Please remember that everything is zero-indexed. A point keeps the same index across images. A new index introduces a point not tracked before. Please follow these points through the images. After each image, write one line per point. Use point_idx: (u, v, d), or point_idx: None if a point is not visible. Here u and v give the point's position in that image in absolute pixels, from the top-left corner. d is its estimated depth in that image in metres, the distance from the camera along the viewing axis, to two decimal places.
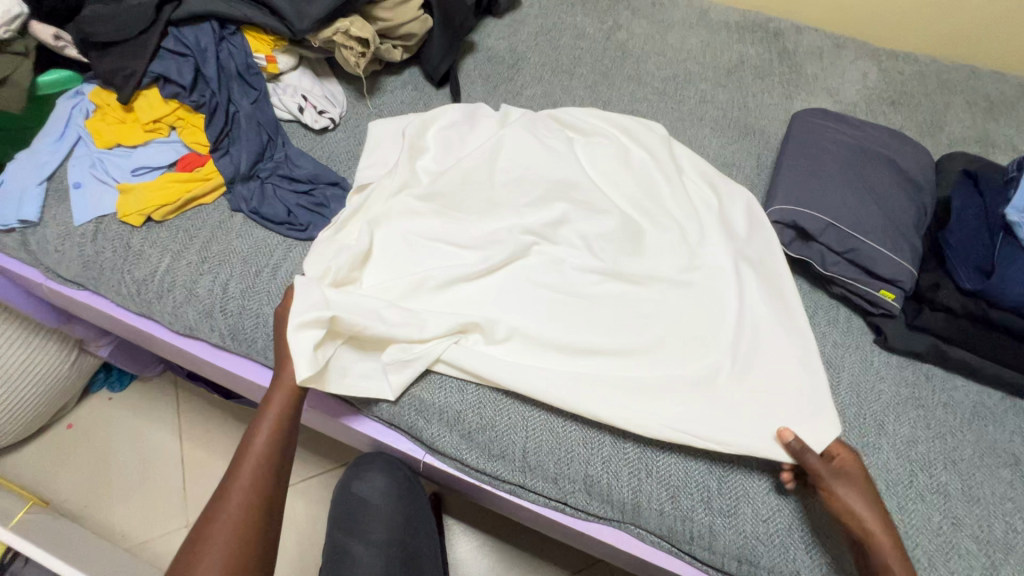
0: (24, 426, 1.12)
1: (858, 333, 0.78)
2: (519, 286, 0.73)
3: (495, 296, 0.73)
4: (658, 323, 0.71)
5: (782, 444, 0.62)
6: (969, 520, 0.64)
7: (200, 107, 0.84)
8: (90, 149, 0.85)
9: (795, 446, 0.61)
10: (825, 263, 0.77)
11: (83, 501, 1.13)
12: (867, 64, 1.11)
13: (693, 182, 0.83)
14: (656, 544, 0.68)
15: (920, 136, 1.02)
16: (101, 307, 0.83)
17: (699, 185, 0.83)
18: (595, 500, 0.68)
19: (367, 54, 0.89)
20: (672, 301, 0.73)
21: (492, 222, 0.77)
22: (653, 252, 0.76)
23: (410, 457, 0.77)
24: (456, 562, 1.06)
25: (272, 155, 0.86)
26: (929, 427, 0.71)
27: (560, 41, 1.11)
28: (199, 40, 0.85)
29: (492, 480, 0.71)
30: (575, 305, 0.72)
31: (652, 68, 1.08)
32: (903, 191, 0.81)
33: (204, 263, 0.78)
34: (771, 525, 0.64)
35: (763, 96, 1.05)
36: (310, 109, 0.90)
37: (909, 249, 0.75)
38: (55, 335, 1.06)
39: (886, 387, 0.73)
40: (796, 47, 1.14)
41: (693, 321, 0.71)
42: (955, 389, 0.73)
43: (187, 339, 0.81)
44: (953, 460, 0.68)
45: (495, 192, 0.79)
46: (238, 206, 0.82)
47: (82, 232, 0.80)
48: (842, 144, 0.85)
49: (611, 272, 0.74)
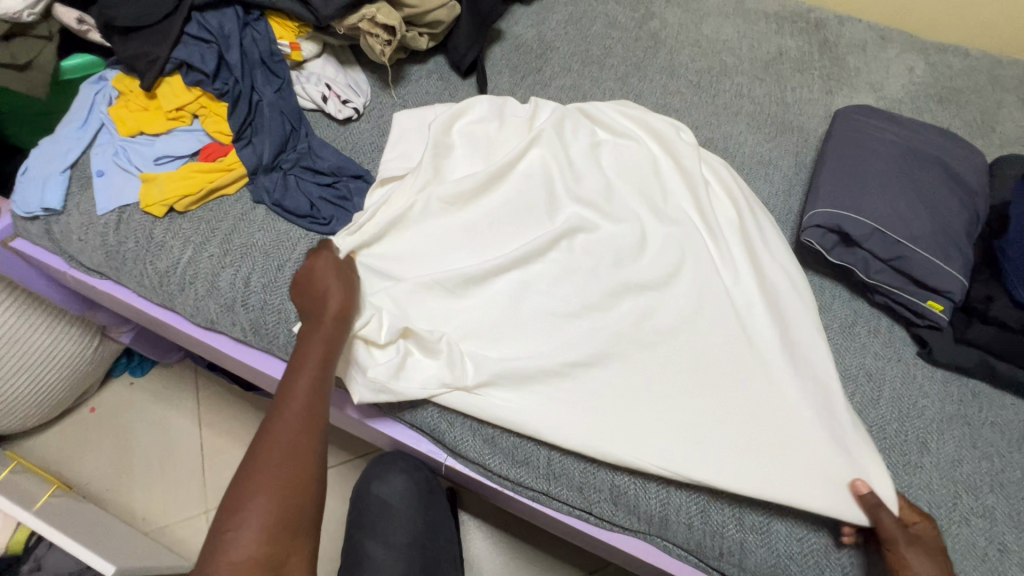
0: (49, 409, 1.13)
1: (900, 345, 0.74)
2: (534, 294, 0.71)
3: (507, 305, 0.71)
4: (672, 337, 0.69)
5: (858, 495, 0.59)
6: (1016, 547, 0.61)
7: (224, 95, 0.82)
8: (113, 136, 0.84)
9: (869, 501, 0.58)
10: (869, 271, 0.73)
11: (105, 485, 1.14)
12: (914, 58, 1.06)
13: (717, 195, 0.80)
14: (683, 558, 0.66)
15: (969, 136, 0.97)
16: (123, 297, 0.82)
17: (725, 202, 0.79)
18: (621, 511, 0.66)
19: (393, 42, 0.86)
20: (685, 316, 0.70)
21: (511, 232, 0.75)
22: (662, 258, 0.73)
23: (431, 460, 0.75)
24: (471, 559, 1.05)
25: (294, 146, 0.84)
26: (975, 446, 0.67)
27: (590, 30, 1.07)
28: (223, 25, 0.83)
29: (515, 486, 0.69)
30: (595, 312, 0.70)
31: (686, 60, 1.03)
32: (954, 195, 0.76)
33: (226, 255, 0.77)
34: (806, 544, 0.62)
35: (802, 90, 1.00)
36: (333, 98, 0.88)
37: (960, 257, 0.71)
38: (77, 322, 1.06)
39: (929, 403, 0.70)
40: (838, 39, 1.08)
41: (708, 340, 0.69)
42: (1004, 407, 0.70)
43: (207, 332, 0.80)
44: (1000, 482, 0.65)
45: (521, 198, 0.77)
46: (260, 197, 0.80)
47: (105, 222, 0.79)
48: (890, 144, 0.81)
49: (628, 280, 0.72)
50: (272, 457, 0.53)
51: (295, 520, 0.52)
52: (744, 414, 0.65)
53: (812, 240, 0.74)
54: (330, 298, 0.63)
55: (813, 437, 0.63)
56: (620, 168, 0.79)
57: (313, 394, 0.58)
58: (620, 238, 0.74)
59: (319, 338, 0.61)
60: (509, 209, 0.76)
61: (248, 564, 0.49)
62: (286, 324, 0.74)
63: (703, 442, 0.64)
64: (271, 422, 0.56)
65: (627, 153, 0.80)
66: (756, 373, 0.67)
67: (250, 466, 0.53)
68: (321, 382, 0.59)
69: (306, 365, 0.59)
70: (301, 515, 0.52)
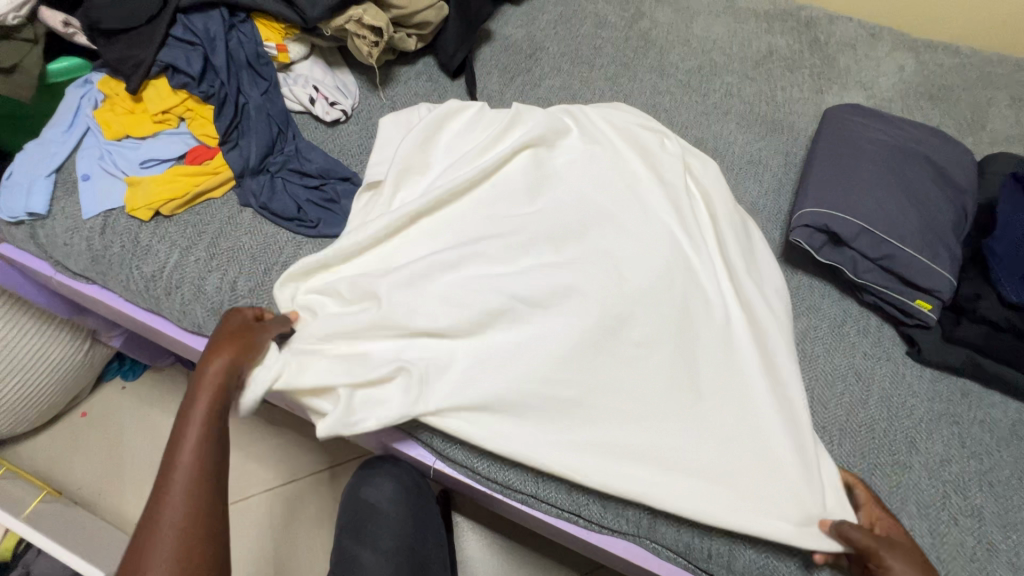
0: (39, 414, 1.12)
1: (889, 344, 0.74)
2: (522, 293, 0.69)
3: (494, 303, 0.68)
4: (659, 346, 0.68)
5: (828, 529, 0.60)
6: (1004, 546, 0.61)
7: (210, 97, 0.81)
8: (99, 140, 0.83)
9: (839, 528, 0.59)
10: (857, 270, 0.73)
11: (96, 490, 1.14)
12: (905, 56, 1.06)
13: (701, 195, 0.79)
14: (672, 560, 0.66)
15: (959, 134, 0.97)
16: (110, 301, 0.82)
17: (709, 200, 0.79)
18: (610, 513, 0.66)
19: (381, 43, 0.86)
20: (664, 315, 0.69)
21: (501, 228, 0.74)
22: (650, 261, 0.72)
23: (420, 463, 0.75)
24: (464, 561, 1.05)
25: (281, 149, 0.84)
26: (964, 445, 0.67)
27: (580, 30, 1.06)
28: (208, 27, 0.83)
29: (503, 489, 0.69)
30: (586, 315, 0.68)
31: (676, 59, 1.03)
32: (943, 193, 0.76)
33: (213, 259, 0.77)
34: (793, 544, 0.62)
35: (792, 89, 1.00)
36: (321, 100, 0.88)
37: (948, 256, 0.71)
38: (67, 327, 1.05)
39: (918, 402, 0.70)
40: (828, 38, 1.08)
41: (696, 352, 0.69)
42: (993, 406, 0.70)
43: (195, 337, 0.79)
44: (988, 481, 0.65)
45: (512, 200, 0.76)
46: (247, 200, 0.80)
47: (91, 226, 0.79)
48: (879, 142, 0.80)
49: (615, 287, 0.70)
50: (156, 544, 0.49)
51: None
52: (710, 437, 0.65)
53: (801, 239, 0.74)
54: (221, 344, 0.61)
55: (776, 462, 0.63)
56: (604, 170, 0.78)
57: (203, 449, 0.54)
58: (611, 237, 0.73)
59: (202, 402, 0.56)
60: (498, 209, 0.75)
61: None
62: None
63: (670, 467, 0.64)
64: (157, 490, 0.52)
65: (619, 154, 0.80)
66: (724, 393, 0.67)
67: (136, 543, 0.49)
68: (212, 431, 0.56)
69: (193, 417, 0.56)
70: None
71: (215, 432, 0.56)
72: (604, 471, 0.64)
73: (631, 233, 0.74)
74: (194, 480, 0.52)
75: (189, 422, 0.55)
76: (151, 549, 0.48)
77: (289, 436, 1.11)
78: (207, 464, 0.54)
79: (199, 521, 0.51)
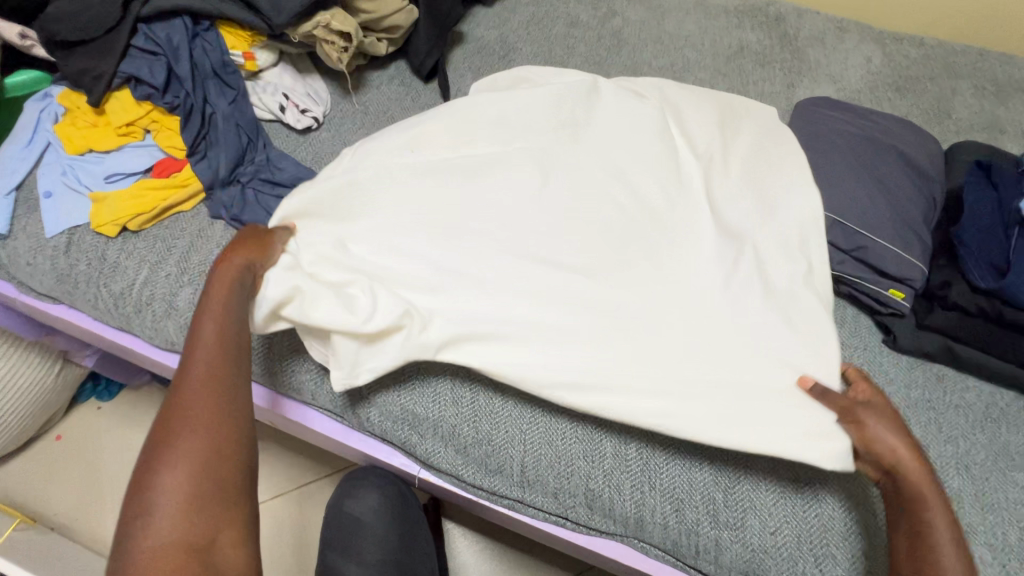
0: (11, 440, 1.09)
1: (866, 333, 0.75)
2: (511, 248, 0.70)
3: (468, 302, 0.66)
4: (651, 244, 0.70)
5: (805, 391, 0.62)
6: (982, 528, 0.63)
7: (175, 108, 0.79)
8: (60, 155, 0.81)
9: (817, 392, 0.61)
10: (832, 262, 0.74)
11: (74, 515, 1.11)
12: (871, 48, 1.07)
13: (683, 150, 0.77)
14: (661, 558, 0.66)
15: (926, 123, 0.99)
16: (79, 321, 0.80)
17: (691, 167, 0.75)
18: (597, 515, 0.66)
19: (350, 48, 0.85)
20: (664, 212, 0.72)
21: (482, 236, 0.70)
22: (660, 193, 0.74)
23: (405, 472, 0.75)
24: (456, 566, 1.05)
25: (252, 159, 0.82)
26: (941, 430, 0.68)
27: (552, 30, 1.06)
28: (171, 37, 0.80)
29: (489, 495, 0.69)
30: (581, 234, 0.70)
31: (648, 57, 1.04)
32: (912, 183, 0.77)
33: (184, 274, 0.75)
34: (778, 538, 0.62)
35: (764, 84, 1.02)
36: (291, 108, 0.86)
37: (919, 245, 0.72)
38: (36, 348, 1.02)
39: (895, 389, 0.71)
40: (797, 32, 1.09)
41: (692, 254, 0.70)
42: (966, 389, 0.71)
43: (170, 354, 0.78)
44: (965, 465, 0.66)
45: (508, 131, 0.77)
46: (218, 212, 0.78)
47: (55, 245, 0.76)
48: (849, 135, 0.81)
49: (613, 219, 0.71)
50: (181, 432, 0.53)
51: (225, 472, 0.52)
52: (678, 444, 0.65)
53: None
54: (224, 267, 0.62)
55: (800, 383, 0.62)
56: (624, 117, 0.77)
57: (214, 359, 0.57)
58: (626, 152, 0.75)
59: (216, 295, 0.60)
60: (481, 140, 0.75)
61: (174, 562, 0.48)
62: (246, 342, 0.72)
63: (637, 478, 0.64)
64: (172, 410, 0.54)
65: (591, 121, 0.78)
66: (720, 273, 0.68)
67: (160, 430, 0.53)
68: (228, 332, 0.59)
69: (207, 325, 0.58)
70: (232, 466, 0.53)
71: (231, 334, 0.59)
72: (553, 486, 0.66)
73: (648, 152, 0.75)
74: (211, 376, 0.56)
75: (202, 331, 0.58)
76: (177, 439, 0.52)
77: (272, 450, 1.09)
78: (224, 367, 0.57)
79: (220, 418, 0.54)
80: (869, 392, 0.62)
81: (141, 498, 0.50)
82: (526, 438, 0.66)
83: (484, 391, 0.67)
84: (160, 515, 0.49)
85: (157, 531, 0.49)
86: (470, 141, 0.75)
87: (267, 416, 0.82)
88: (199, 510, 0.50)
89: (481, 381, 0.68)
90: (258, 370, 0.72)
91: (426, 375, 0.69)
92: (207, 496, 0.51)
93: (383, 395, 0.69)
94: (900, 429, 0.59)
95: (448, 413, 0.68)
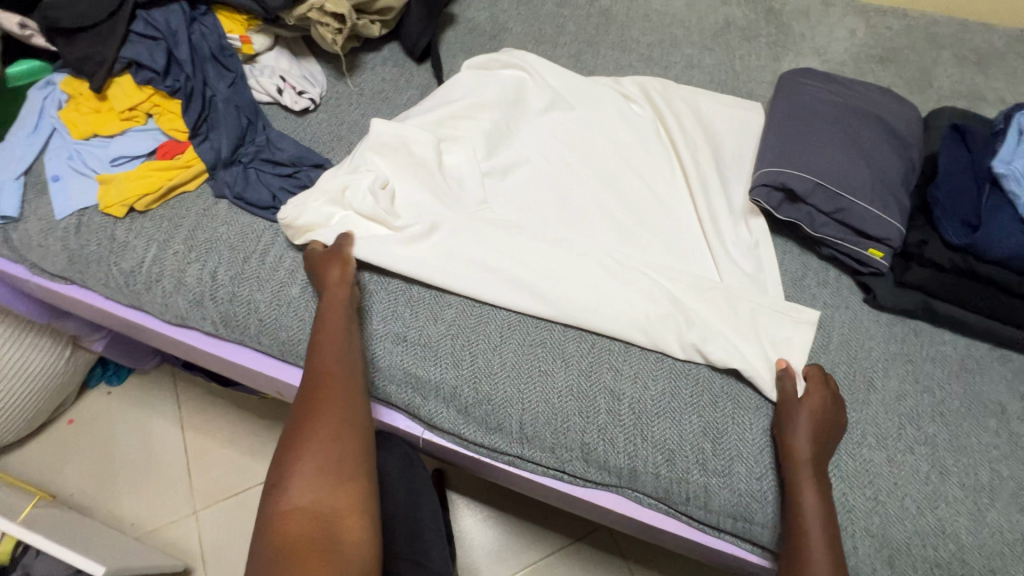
0: (26, 423, 1.12)
1: (848, 293, 0.78)
2: (496, 246, 0.75)
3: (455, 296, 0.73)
4: (626, 236, 0.78)
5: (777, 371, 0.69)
6: (956, 469, 0.66)
7: (176, 92, 0.81)
8: (66, 141, 0.83)
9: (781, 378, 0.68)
10: (815, 224, 0.77)
11: (89, 493, 1.14)
12: (855, 21, 1.09)
13: (654, 147, 0.85)
14: (653, 506, 0.70)
15: (908, 93, 1.02)
16: (90, 300, 0.83)
17: (659, 161, 0.84)
18: (592, 468, 0.69)
19: (344, 30, 0.87)
20: (637, 207, 0.81)
21: (484, 245, 0.75)
22: (631, 191, 0.82)
23: (409, 435, 0.78)
24: (460, 534, 1.09)
25: (252, 139, 0.85)
26: (917, 381, 0.72)
27: (542, 10, 1.08)
28: (170, 22, 0.83)
29: (490, 452, 0.73)
30: (556, 234, 0.78)
31: (637, 34, 1.06)
32: (891, 148, 0.80)
33: (191, 252, 0.78)
34: (764, 483, 0.65)
35: (750, 58, 1.04)
36: (289, 90, 0.89)
37: (897, 206, 0.75)
38: (46, 332, 1.05)
39: (875, 344, 0.74)
40: (783, 7, 1.11)
41: (658, 247, 0.78)
42: (942, 342, 0.75)
43: (179, 329, 0.81)
44: (940, 412, 0.70)
45: (501, 136, 0.84)
46: (221, 192, 0.81)
47: (65, 226, 0.79)
48: (830, 104, 0.84)
49: (585, 215, 0.79)
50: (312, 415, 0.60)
51: (345, 453, 0.59)
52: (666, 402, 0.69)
53: (760, 199, 0.78)
54: (326, 321, 0.67)
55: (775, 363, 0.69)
56: (598, 119, 0.86)
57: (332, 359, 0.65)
58: (619, 170, 0.83)
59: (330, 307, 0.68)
60: (472, 143, 0.82)
61: (308, 514, 0.55)
62: (255, 315, 0.75)
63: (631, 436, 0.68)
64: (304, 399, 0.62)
65: (572, 126, 0.85)
66: (682, 266, 0.77)
67: (284, 460, 0.59)
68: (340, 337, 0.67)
69: (320, 370, 0.64)
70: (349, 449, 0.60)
71: (344, 379, 0.64)
72: (548, 445, 0.70)
73: (618, 148, 0.84)
74: (331, 416, 0.61)
75: (316, 376, 0.63)
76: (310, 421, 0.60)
77: None
78: (343, 413, 0.61)
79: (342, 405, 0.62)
80: (811, 395, 0.66)
81: (284, 467, 0.58)
82: (523, 395, 0.70)
83: (483, 353, 0.72)
84: (299, 486, 0.57)
85: (295, 497, 0.56)
86: (458, 146, 0.82)
87: (273, 390, 0.85)
88: (329, 477, 0.57)
89: (480, 345, 0.72)
90: (266, 342, 0.76)
91: (426, 340, 0.73)
92: (333, 468, 0.58)
93: (385, 361, 0.72)
94: (809, 429, 0.63)
95: (453, 382, 0.71)
